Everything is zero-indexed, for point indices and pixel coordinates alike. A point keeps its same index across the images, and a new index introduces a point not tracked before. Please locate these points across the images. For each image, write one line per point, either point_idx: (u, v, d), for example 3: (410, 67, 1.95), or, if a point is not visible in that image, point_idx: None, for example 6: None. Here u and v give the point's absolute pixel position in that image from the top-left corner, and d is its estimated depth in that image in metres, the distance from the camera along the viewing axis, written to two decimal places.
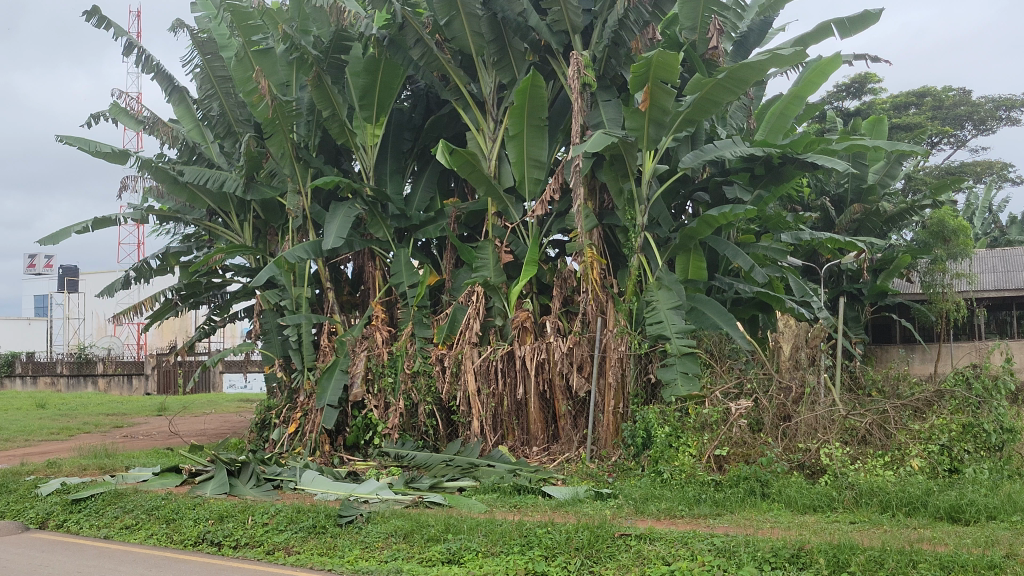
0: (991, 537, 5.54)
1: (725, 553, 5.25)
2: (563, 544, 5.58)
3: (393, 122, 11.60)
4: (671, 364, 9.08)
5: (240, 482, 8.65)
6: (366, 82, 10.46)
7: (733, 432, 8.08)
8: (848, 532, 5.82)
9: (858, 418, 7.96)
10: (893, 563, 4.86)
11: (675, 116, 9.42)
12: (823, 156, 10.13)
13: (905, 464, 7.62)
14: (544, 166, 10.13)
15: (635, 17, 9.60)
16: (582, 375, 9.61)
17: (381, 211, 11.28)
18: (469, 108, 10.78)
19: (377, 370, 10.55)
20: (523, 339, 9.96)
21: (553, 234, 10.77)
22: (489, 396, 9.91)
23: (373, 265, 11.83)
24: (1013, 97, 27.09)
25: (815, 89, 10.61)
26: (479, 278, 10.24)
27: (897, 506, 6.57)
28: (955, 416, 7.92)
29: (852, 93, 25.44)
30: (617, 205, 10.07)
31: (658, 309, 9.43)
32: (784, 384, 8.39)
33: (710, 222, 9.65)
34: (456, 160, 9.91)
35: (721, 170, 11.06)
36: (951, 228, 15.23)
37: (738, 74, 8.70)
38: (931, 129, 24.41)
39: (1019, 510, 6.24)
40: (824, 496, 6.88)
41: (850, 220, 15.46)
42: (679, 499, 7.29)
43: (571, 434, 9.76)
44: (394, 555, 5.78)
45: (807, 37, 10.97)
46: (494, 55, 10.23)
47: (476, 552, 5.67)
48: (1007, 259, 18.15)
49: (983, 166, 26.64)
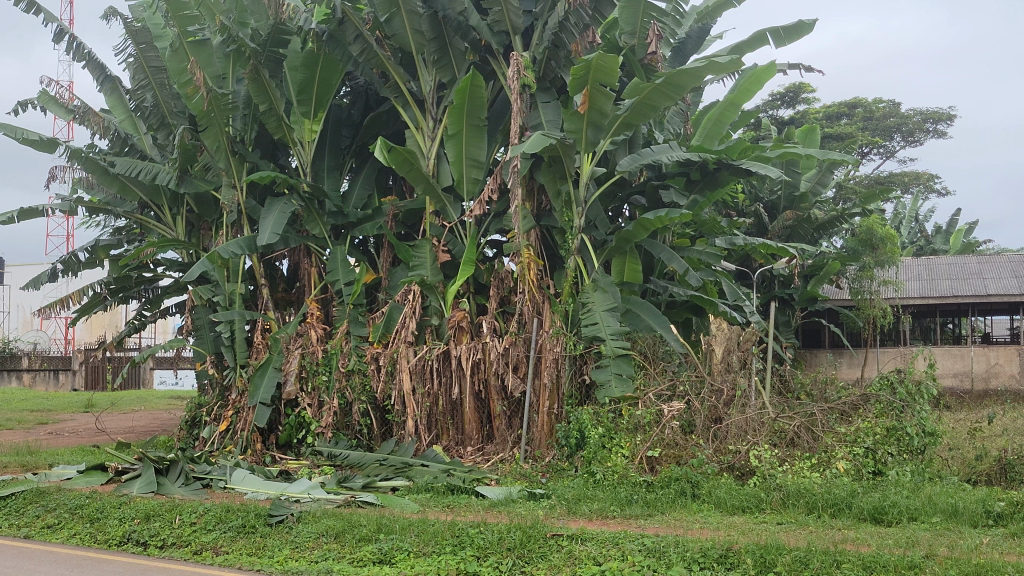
0: (912, 538, 5.70)
1: (656, 553, 5.33)
2: (496, 544, 5.61)
3: (331, 118, 11.50)
4: (605, 365, 9.17)
5: (168, 481, 8.48)
6: (305, 76, 10.34)
7: (666, 434, 8.18)
8: (776, 533, 5.93)
9: (787, 421, 8.12)
10: (817, 563, 4.95)
11: (613, 119, 9.49)
12: (757, 163, 10.32)
13: (831, 466, 7.77)
14: (482, 166, 10.13)
15: (575, 20, 9.65)
16: (518, 375, 9.62)
17: (317, 207, 11.19)
18: (408, 107, 10.74)
19: (311, 368, 10.48)
20: (458, 339, 9.93)
21: (491, 234, 10.79)
22: (423, 396, 9.85)
23: (309, 262, 11.69)
24: (940, 110, 27.86)
25: (750, 97, 10.77)
26: (415, 277, 10.19)
27: (822, 507, 6.70)
28: (880, 419, 8.12)
29: (786, 102, 25.92)
30: (555, 207, 10.12)
31: (594, 310, 9.51)
32: (716, 386, 8.50)
33: (646, 225, 9.72)
34: (394, 158, 9.86)
35: (658, 175, 11.19)
36: (880, 236, 15.61)
37: (676, 80, 8.80)
38: (861, 139, 24.99)
39: (939, 512, 6.41)
40: (752, 496, 7.00)
41: (783, 227, 15.73)
42: (611, 500, 7.32)
43: (506, 434, 9.74)
44: (325, 555, 5.72)
45: (743, 45, 11.14)
46: (434, 53, 10.20)
47: (408, 552, 5.65)
48: (932, 268, 18.67)
49: (911, 177, 27.37)
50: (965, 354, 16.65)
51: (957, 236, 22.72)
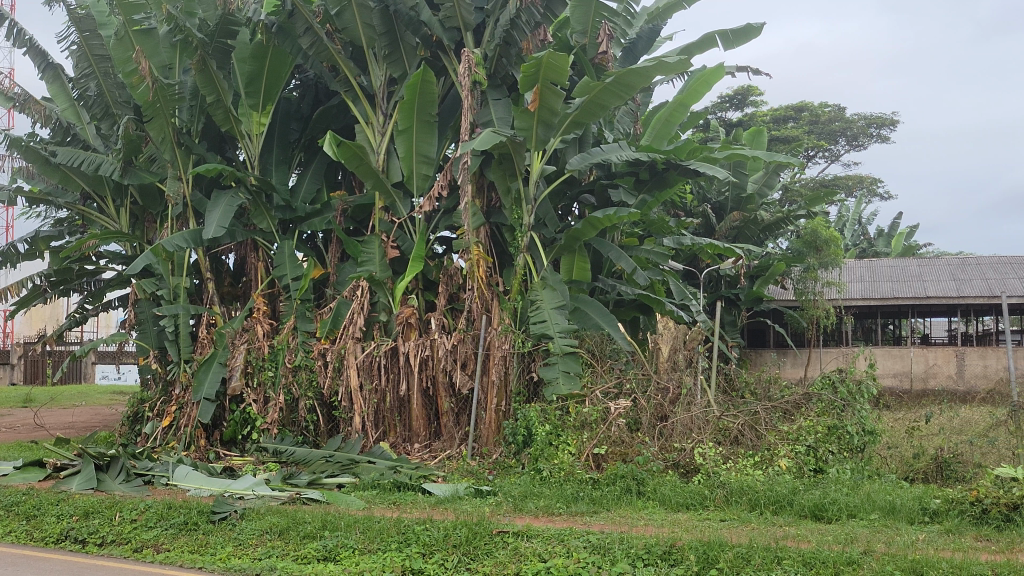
0: (851, 534, 5.80)
1: (600, 549, 5.38)
2: (442, 541, 5.61)
3: (280, 111, 11.39)
4: (552, 364, 9.22)
5: (108, 477, 8.33)
6: (253, 68, 10.21)
7: (612, 432, 8.22)
8: (718, 530, 6.01)
9: (730, 419, 8.22)
10: (758, 560, 5.02)
11: (563, 117, 9.51)
12: (705, 164, 10.46)
13: (773, 464, 7.88)
14: (432, 162, 10.09)
15: (527, 18, 9.70)
16: (466, 372, 9.61)
17: (265, 202, 11.08)
18: (358, 101, 10.67)
19: (257, 364, 10.35)
20: (406, 336, 9.90)
21: (440, 231, 10.77)
22: (371, 392, 9.80)
23: (256, 256, 11.57)
24: (883, 115, 28.41)
25: (698, 98, 10.88)
26: (364, 273, 10.13)
27: (764, 504, 6.80)
28: (821, 418, 8.28)
29: (734, 105, 26.24)
30: (505, 204, 10.14)
31: (542, 308, 9.55)
32: (662, 384, 8.59)
33: (595, 224, 9.77)
34: (344, 153, 9.78)
35: (608, 174, 11.25)
36: (823, 238, 15.75)
37: (624, 79, 8.84)
38: (807, 142, 25.38)
39: (877, 509, 6.54)
40: (696, 494, 7.08)
41: (729, 227, 15.92)
42: (557, 497, 7.35)
43: (453, 431, 9.73)
44: (268, 552, 5.66)
45: (692, 46, 11.25)
46: (385, 48, 10.16)
47: (353, 549, 5.61)
48: (874, 270, 19.05)
49: (855, 180, 27.89)
50: (904, 355, 16.97)
51: (898, 239, 23.19)
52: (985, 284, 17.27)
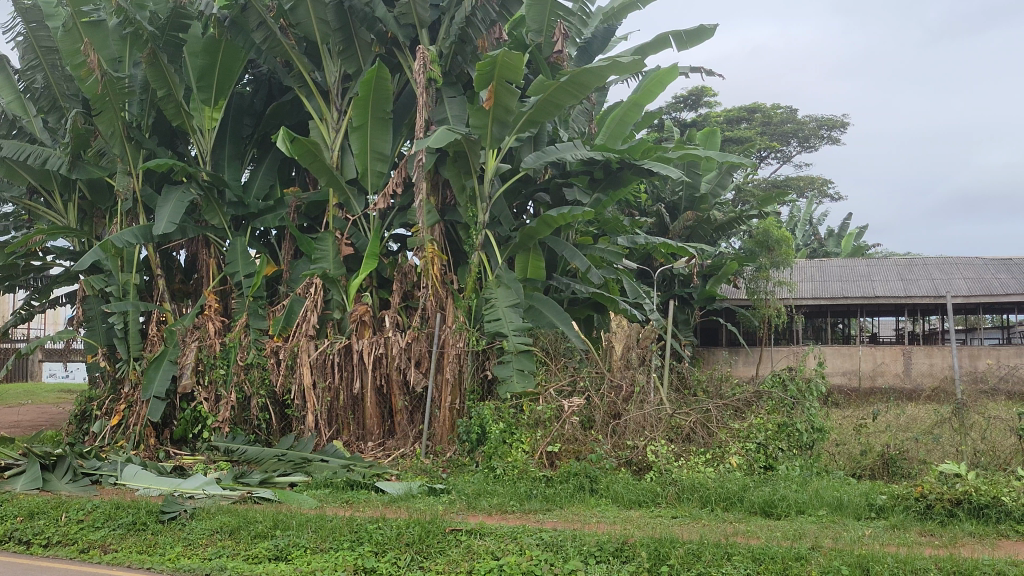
0: (800, 530, 5.88)
1: (552, 547, 5.40)
2: (394, 540, 5.60)
3: (232, 106, 11.25)
4: (507, 362, 9.22)
5: (55, 477, 8.19)
6: (205, 62, 10.07)
7: (565, 430, 8.26)
8: (670, 526, 6.06)
9: (682, 417, 8.30)
10: (708, 556, 5.08)
11: (518, 116, 9.52)
12: (659, 164, 10.54)
13: (724, 461, 7.96)
14: (387, 159, 10.05)
15: (482, 16, 9.72)
16: (420, 370, 9.61)
17: (217, 197, 10.96)
18: (313, 97, 10.59)
19: (209, 361, 10.19)
20: (361, 334, 9.86)
21: (394, 228, 10.70)
22: (325, 390, 9.73)
23: (207, 253, 11.39)
24: (834, 117, 28.85)
25: (652, 98, 10.95)
26: (317, 270, 10.05)
27: (715, 501, 6.87)
28: (771, 415, 8.39)
29: (689, 105, 26.46)
30: (460, 202, 10.15)
31: (497, 306, 9.53)
32: (615, 382, 8.60)
33: (549, 223, 9.80)
34: (298, 149, 9.68)
35: (562, 172, 11.27)
36: (775, 238, 16.04)
37: (579, 79, 8.87)
38: (760, 143, 25.69)
39: (825, 505, 6.64)
40: (648, 491, 7.14)
41: (683, 227, 16.04)
42: (511, 494, 7.36)
43: (407, 430, 9.73)
44: (218, 552, 5.61)
45: (646, 47, 11.31)
46: (340, 44, 10.09)
47: (304, 548, 5.58)
48: (824, 269, 19.34)
49: (806, 181, 28.28)
50: (854, 354, 17.25)
51: (848, 239, 23.57)
52: (931, 284, 17.61)
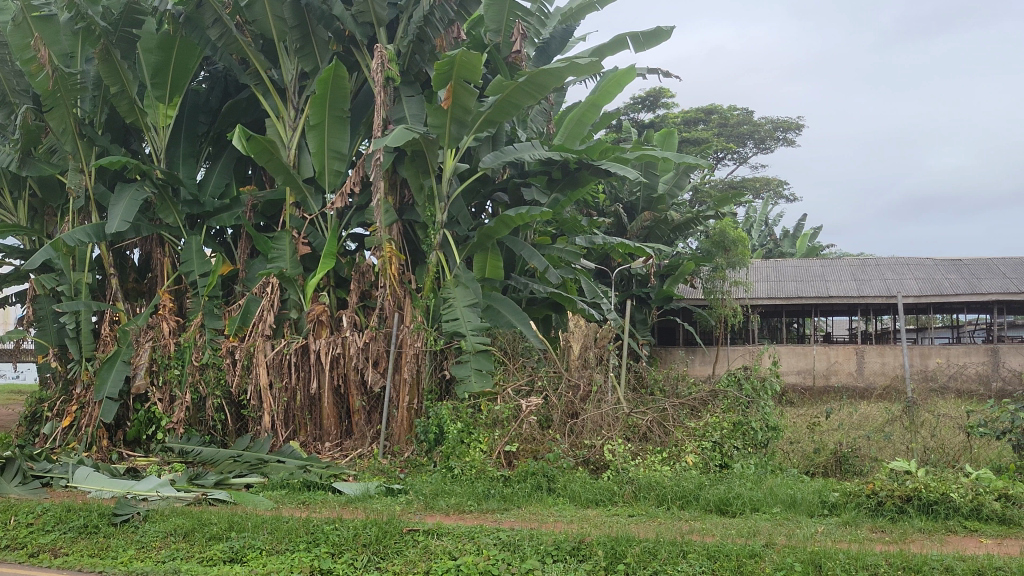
0: (754, 528, 5.95)
1: (510, 546, 5.40)
2: (351, 541, 5.57)
3: (187, 103, 11.12)
4: (465, 361, 9.20)
5: (4, 480, 8.04)
6: (159, 59, 9.93)
7: (523, 429, 8.26)
8: (626, 525, 6.10)
9: (639, 416, 8.41)
10: (664, 554, 5.11)
11: (476, 116, 9.51)
12: (617, 164, 10.59)
13: (680, 460, 8.01)
14: (345, 158, 10.00)
15: (440, 16, 9.76)
16: (378, 370, 9.57)
17: (172, 195, 10.85)
18: (269, 95, 10.51)
19: (162, 361, 10.05)
20: (318, 333, 9.82)
21: (352, 227, 10.63)
22: (281, 390, 9.65)
23: (162, 252, 11.25)
24: (789, 119, 29.20)
25: (610, 99, 11.01)
26: (274, 269, 9.95)
27: (671, 499, 6.93)
28: (727, 414, 8.50)
29: (647, 106, 26.63)
30: (418, 201, 10.11)
31: (455, 306, 9.52)
32: (573, 382, 8.68)
33: (507, 223, 9.81)
34: (254, 147, 9.58)
35: (520, 172, 11.27)
36: (732, 238, 16.19)
37: (537, 79, 8.89)
38: (717, 144, 25.93)
39: (779, 503, 6.72)
40: (606, 490, 7.17)
41: (640, 227, 16.14)
42: (469, 494, 7.35)
43: (365, 430, 9.66)
44: (172, 555, 5.55)
45: (604, 48, 11.37)
46: (296, 41, 10.02)
47: (260, 550, 5.53)
48: (779, 270, 19.58)
49: (762, 182, 28.59)
50: (808, 353, 17.47)
51: (803, 240, 23.87)
52: (884, 284, 17.86)
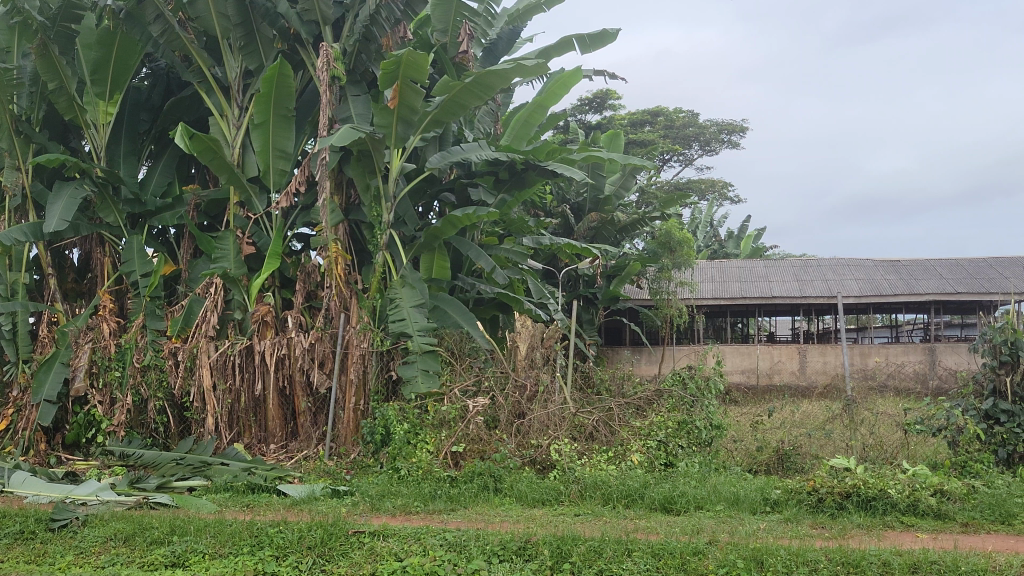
0: (698, 525, 6.03)
1: (456, 547, 5.39)
2: (295, 543, 5.51)
3: (128, 100, 10.94)
4: (411, 362, 9.12)
5: None
6: (99, 55, 9.74)
7: (470, 429, 8.24)
8: (572, 524, 6.15)
9: (586, 416, 8.43)
10: (610, 552, 5.15)
11: (423, 116, 9.48)
12: (563, 166, 10.63)
13: (626, 459, 8.08)
14: (290, 158, 9.90)
15: (386, 15, 9.74)
16: (323, 371, 9.49)
17: (112, 194, 10.66)
18: (213, 93, 10.37)
19: (103, 363, 9.88)
20: (263, 334, 9.71)
21: (297, 227, 10.53)
22: (225, 392, 9.50)
23: (102, 252, 11.03)
24: (734, 122, 29.58)
25: (556, 100, 11.05)
26: (218, 270, 9.84)
27: (617, 498, 6.98)
28: (671, 413, 8.62)
29: (594, 108, 26.78)
30: (364, 201, 10.04)
31: (402, 306, 9.46)
32: (519, 382, 8.70)
33: (454, 223, 9.80)
34: (197, 146, 9.45)
35: (467, 172, 11.26)
36: (677, 240, 16.34)
37: (484, 80, 8.90)
38: (663, 146, 26.18)
39: (723, 500, 6.80)
40: (552, 489, 7.19)
41: (588, 227, 16.26)
42: (415, 495, 7.33)
43: (311, 431, 9.64)
44: (112, 560, 5.46)
45: (550, 49, 11.42)
46: (240, 39, 9.90)
47: (203, 554, 5.46)
48: (724, 270, 19.81)
49: (707, 184, 28.92)
50: (752, 352, 17.68)
51: (747, 241, 24.21)
52: (825, 285, 18.17)
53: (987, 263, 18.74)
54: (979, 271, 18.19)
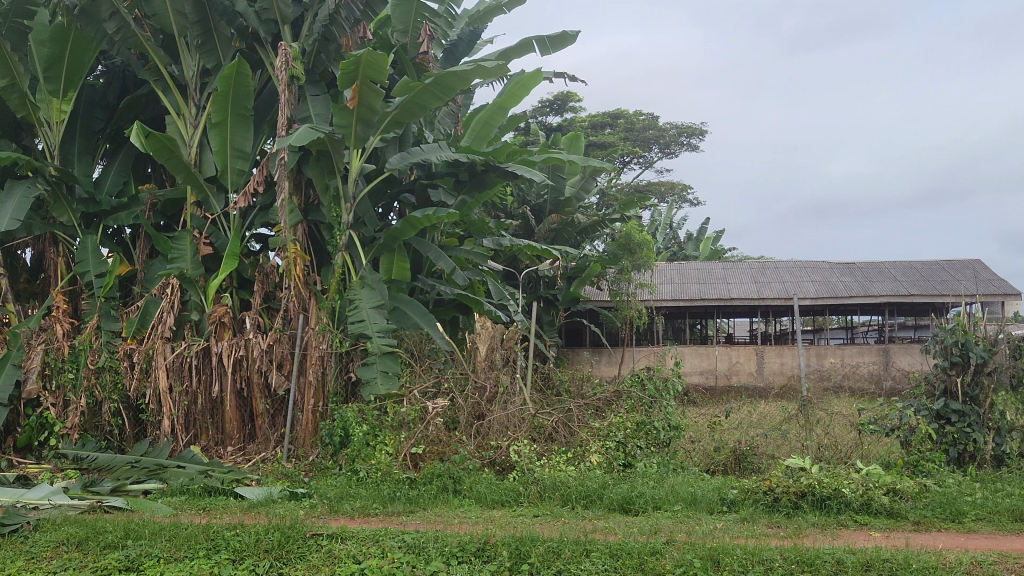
0: (655, 525, 6.07)
1: (415, 549, 5.38)
2: (253, 546, 5.47)
3: (83, 98, 10.78)
4: (370, 363, 9.08)
5: None
6: (52, 52, 9.58)
7: (430, 430, 8.19)
8: (531, 525, 6.17)
9: (545, 417, 8.47)
10: (568, 553, 5.17)
11: (382, 116, 9.46)
12: (523, 167, 10.64)
13: (585, 459, 8.12)
14: (248, 157, 9.82)
15: (346, 14, 9.70)
16: (282, 373, 9.51)
17: (66, 193, 10.51)
18: (169, 91, 10.26)
19: (56, 365, 9.66)
20: (220, 335, 9.67)
21: (256, 228, 10.45)
22: (182, 394, 9.35)
23: (55, 252, 10.86)
24: (693, 125, 29.81)
25: (516, 101, 11.07)
26: (174, 270, 9.75)
27: (576, 499, 7.00)
28: (631, 414, 8.68)
29: (555, 109, 26.83)
30: (323, 202, 9.98)
31: (361, 307, 9.44)
32: (479, 383, 8.70)
33: (414, 223, 9.79)
34: (152, 145, 9.33)
35: (428, 173, 11.24)
36: (636, 241, 16.18)
37: (444, 81, 8.90)
38: (623, 149, 26.32)
39: (680, 500, 6.85)
40: (511, 491, 7.21)
41: (548, 229, 16.30)
42: (374, 497, 7.31)
43: (269, 433, 9.52)
44: (64, 565, 5.38)
45: (511, 51, 11.44)
46: (198, 37, 9.81)
47: (158, 558, 5.40)
48: (683, 272, 19.96)
49: (667, 187, 29.12)
50: (710, 353, 17.79)
51: (706, 243, 24.42)
52: (782, 286, 18.38)
53: (939, 266, 19.06)
54: (932, 274, 18.52)
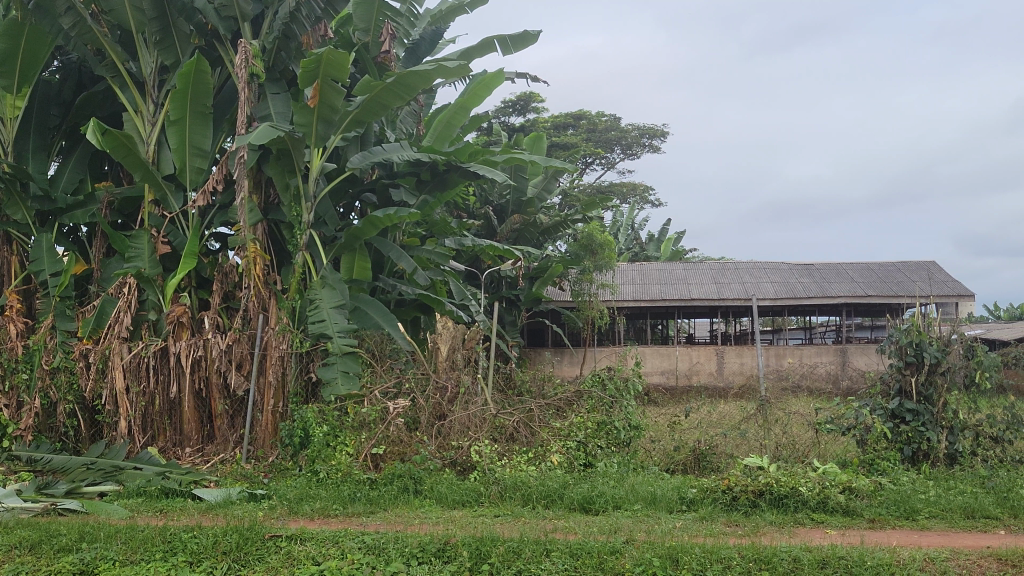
0: (615, 524, 6.09)
1: (375, 550, 5.36)
2: (210, 549, 5.42)
3: (38, 94, 10.60)
4: (331, 363, 9.04)
5: None
6: (7, 47, 9.41)
7: (390, 431, 8.18)
8: (492, 525, 6.17)
9: (506, 417, 8.48)
10: (528, 553, 5.18)
11: (344, 116, 9.41)
12: (484, 167, 10.64)
13: (546, 459, 8.14)
14: (207, 155, 9.73)
15: (307, 12, 9.63)
16: (241, 373, 9.33)
17: (21, 190, 10.32)
18: (127, 88, 10.11)
19: (9, 365, 9.52)
20: (178, 335, 9.49)
21: (215, 226, 10.32)
22: (139, 395, 9.25)
23: (9, 250, 10.65)
24: (655, 126, 29.99)
25: (478, 102, 11.06)
26: (131, 269, 9.59)
27: (536, 498, 7.01)
28: (591, 414, 8.70)
29: (518, 109, 26.85)
30: (283, 201, 9.90)
31: (321, 307, 9.40)
32: (440, 384, 8.68)
33: (375, 223, 9.73)
34: (109, 142, 9.21)
35: (389, 173, 11.20)
36: (598, 242, 16.35)
37: (405, 80, 8.86)
38: (586, 149, 26.41)
39: (640, 500, 6.88)
40: (472, 491, 7.20)
41: (511, 229, 16.31)
42: (334, 498, 7.27)
43: (228, 434, 9.42)
44: (16, 569, 5.28)
45: (472, 50, 11.43)
46: (156, 33, 9.68)
47: (114, 561, 5.33)
48: (644, 273, 20.01)
49: (629, 188, 29.27)
50: (671, 353, 17.89)
51: (667, 244, 24.56)
52: (742, 287, 18.55)
53: (896, 267, 19.32)
54: (888, 275, 18.77)
